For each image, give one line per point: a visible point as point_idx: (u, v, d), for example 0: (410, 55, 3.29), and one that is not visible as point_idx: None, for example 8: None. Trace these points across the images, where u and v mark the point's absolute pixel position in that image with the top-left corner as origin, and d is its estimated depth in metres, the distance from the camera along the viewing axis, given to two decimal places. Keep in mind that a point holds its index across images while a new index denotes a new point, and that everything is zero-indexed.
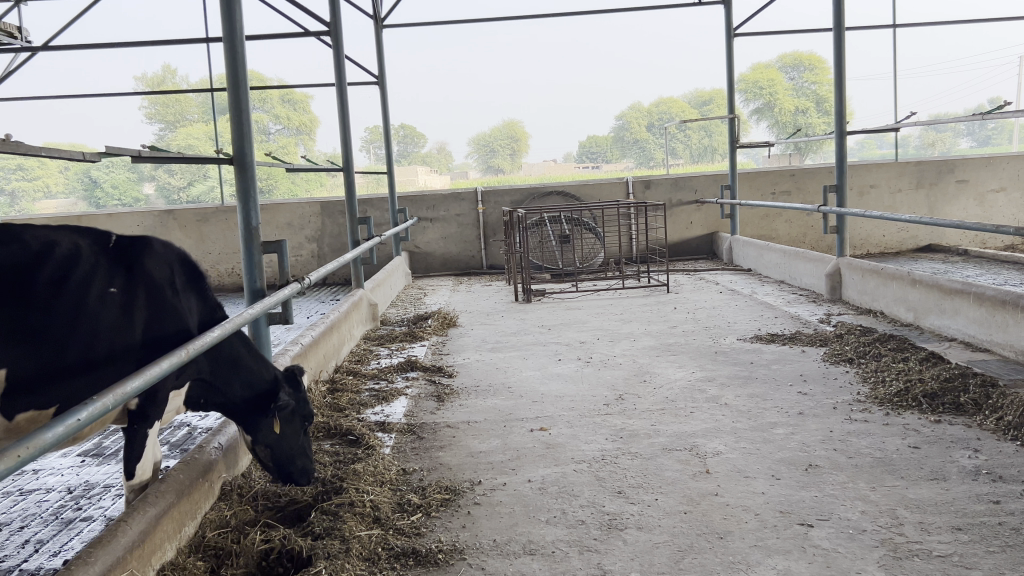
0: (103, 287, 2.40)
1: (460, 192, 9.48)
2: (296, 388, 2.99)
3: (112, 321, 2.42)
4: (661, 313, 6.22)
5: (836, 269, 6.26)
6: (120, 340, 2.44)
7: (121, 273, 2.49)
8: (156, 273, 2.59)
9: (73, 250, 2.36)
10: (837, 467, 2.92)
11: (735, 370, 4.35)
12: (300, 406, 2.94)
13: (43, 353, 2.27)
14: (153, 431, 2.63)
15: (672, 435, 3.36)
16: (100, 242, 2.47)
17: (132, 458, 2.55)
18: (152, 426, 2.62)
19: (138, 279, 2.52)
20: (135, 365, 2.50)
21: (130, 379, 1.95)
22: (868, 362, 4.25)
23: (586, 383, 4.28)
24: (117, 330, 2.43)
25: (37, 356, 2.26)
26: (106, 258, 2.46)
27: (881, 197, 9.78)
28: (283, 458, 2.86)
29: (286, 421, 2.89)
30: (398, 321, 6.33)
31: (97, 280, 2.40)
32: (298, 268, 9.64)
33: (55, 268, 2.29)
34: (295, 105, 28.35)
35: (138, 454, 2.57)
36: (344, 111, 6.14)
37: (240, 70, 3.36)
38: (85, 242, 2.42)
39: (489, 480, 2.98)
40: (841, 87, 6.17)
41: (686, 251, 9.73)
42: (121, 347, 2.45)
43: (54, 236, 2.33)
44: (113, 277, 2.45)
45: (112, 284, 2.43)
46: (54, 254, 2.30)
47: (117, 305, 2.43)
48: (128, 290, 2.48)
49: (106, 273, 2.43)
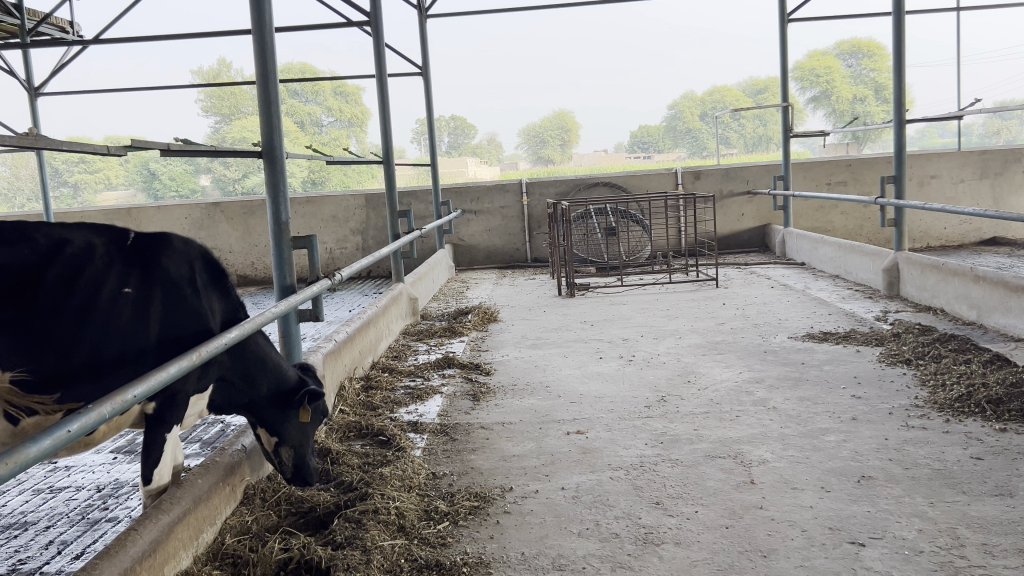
0: (116, 288, 2.35)
1: (504, 183, 9.36)
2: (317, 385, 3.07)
3: (125, 322, 2.37)
4: (708, 308, 6.02)
5: (894, 264, 5.99)
6: (133, 342, 2.39)
7: (137, 272, 2.44)
8: (175, 272, 2.54)
9: (86, 248, 2.32)
10: (893, 480, 2.73)
11: (785, 371, 4.15)
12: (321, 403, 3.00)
13: (47, 356, 2.22)
14: (172, 434, 2.59)
15: (716, 441, 3.19)
16: (117, 240, 2.43)
17: (149, 464, 2.51)
18: (171, 430, 2.58)
19: (155, 279, 2.47)
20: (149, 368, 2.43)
21: (132, 386, 1.76)
22: (927, 364, 4.01)
23: (626, 383, 4.12)
24: (130, 331, 2.38)
25: (44, 359, 2.20)
26: (122, 257, 2.42)
27: (942, 188, 9.37)
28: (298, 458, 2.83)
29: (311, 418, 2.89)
30: (438, 316, 6.24)
31: (110, 280, 2.35)
32: (343, 260, 9.63)
33: (65, 266, 2.25)
34: (347, 98, 28.66)
35: (156, 459, 2.52)
36: (385, 102, 6.04)
37: (270, 62, 3.28)
38: (99, 240, 2.38)
39: (522, 487, 2.86)
40: (902, 73, 5.88)
41: (737, 244, 9.46)
42: (135, 349, 2.39)
43: (67, 233, 2.29)
44: (127, 276, 2.40)
45: (126, 285, 2.39)
46: (64, 252, 2.26)
47: (131, 306, 2.38)
48: (143, 290, 2.43)
49: (121, 272, 2.38)
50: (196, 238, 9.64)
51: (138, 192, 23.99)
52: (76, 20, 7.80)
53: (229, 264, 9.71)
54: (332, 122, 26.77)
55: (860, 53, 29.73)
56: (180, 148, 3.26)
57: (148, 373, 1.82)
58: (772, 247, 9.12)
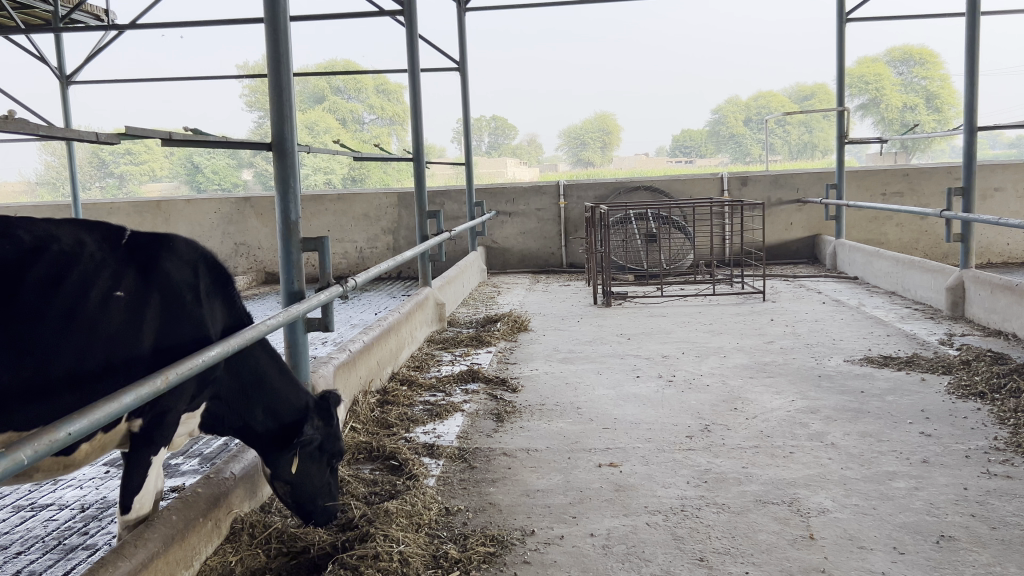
0: (106, 289, 2.06)
1: (541, 185, 9.02)
2: (328, 420, 2.63)
3: (116, 330, 2.07)
4: (756, 325, 5.61)
5: (959, 282, 5.53)
6: (123, 351, 2.09)
7: (131, 272, 2.15)
8: (175, 275, 2.26)
9: (75, 246, 2.03)
10: (979, 542, 2.33)
11: (843, 402, 3.73)
12: (329, 441, 2.60)
13: (27, 364, 1.88)
14: (159, 457, 2.27)
15: (768, 483, 2.82)
16: (109, 240, 2.15)
17: (130, 489, 2.17)
18: (159, 452, 2.26)
19: (153, 283, 2.20)
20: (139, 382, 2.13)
21: (72, 419, 1.39)
22: (1004, 400, 3.58)
23: (666, 408, 3.74)
24: (121, 338, 2.08)
25: (20, 369, 1.87)
26: (116, 257, 2.13)
27: (1006, 202, 8.84)
28: (305, 497, 2.52)
29: (310, 456, 2.56)
30: (466, 323, 5.90)
31: (99, 281, 2.05)
32: (372, 259, 9.34)
33: (52, 263, 1.95)
34: (389, 96, 29.02)
35: (137, 485, 2.19)
36: (417, 95, 5.69)
37: (282, 47, 2.97)
38: (90, 239, 2.09)
39: (545, 530, 2.51)
40: (975, 76, 5.41)
41: (785, 254, 9.01)
42: (125, 360, 2.09)
43: (55, 230, 1.99)
44: (121, 276, 2.11)
45: (118, 287, 2.09)
46: (51, 250, 1.96)
47: (122, 312, 2.09)
48: (138, 294, 2.14)
49: (113, 273, 2.09)
50: (225, 232, 9.45)
51: (182, 183, 25.47)
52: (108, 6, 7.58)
53: (258, 261, 9.46)
54: (373, 120, 27.87)
55: (911, 60, 29.57)
56: (184, 138, 2.78)
57: (96, 404, 1.45)
58: (822, 259, 8.64)
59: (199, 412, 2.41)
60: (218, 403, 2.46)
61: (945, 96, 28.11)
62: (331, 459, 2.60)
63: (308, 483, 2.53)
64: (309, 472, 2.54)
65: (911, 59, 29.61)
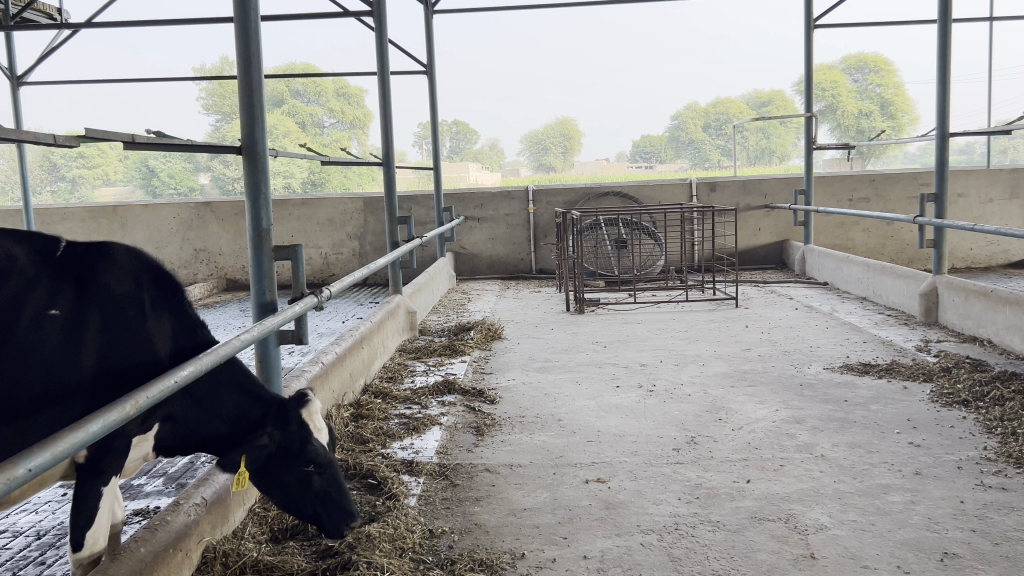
0: (39, 310, 2.03)
1: (509, 190, 8.91)
2: (282, 426, 2.44)
3: (52, 353, 2.04)
4: (731, 331, 5.57)
5: (932, 288, 5.53)
6: (63, 376, 2.05)
7: (68, 287, 2.09)
8: (115, 288, 2.17)
9: (6, 260, 1.99)
10: (984, 559, 2.26)
11: (827, 411, 3.68)
12: (291, 443, 2.44)
13: None
14: (111, 487, 2.15)
15: (762, 499, 2.74)
16: (46, 251, 2.09)
17: (80, 524, 2.07)
18: (110, 482, 2.15)
19: (91, 299, 2.12)
20: (83, 408, 2.08)
21: (31, 453, 1.24)
22: (989, 408, 3.55)
23: (649, 419, 3.65)
24: (54, 363, 2.04)
25: None
26: (52, 271, 2.07)
27: (970, 207, 8.95)
28: (297, 505, 2.44)
29: (282, 465, 2.44)
30: (438, 331, 5.77)
31: (33, 301, 2.02)
32: (336, 266, 9.15)
33: None
34: (349, 100, 29.26)
35: (88, 519, 2.08)
36: (386, 99, 5.55)
37: (253, 48, 2.81)
38: (22, 252, 2.04)
39: (535, 553, 2.39)
40: (947, 83, 5.43)
41: (753, 259, 9.02)
42: (66, 385, 2.05)
43: None
44: (56, 293, 2.07)
45: (53, 305, 2.05)
46: None
47: (59, 332, 2.05)
48: (74, 313, 2.09)
49: (47, 290, 2.05)
50: (184, 238, 9.19)
51: (136, 188, 25.17)
52: (61, 4, 7.29)
53: (218, 268, 9.22)
54: (334, 124, 27.76)
55: (866, 68, 30.08)
56: (148, 141, 2.62)
57: (58, 435, 1.31)
58: (790, 265, 8.66)
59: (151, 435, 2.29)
60: (172, 423, 2.35)
61: (899, 103, 28.68)
62: (307, 462, 2.44)
63: (295, 493, 2.44)
64: (291, 483, 2.44)
65: (866, 67, 30.08)
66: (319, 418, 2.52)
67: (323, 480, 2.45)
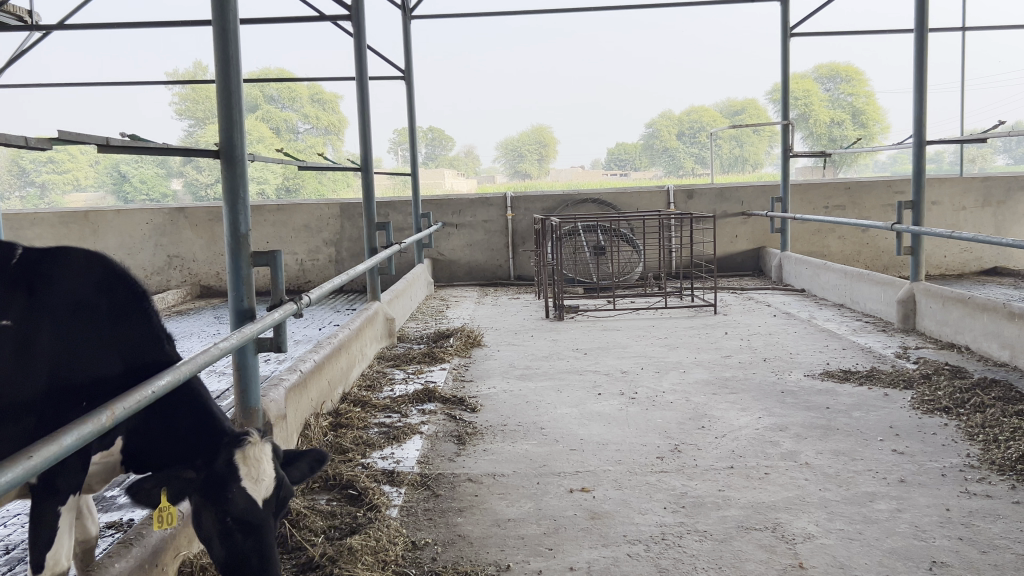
0: None
1: (487, 197, 8.88)
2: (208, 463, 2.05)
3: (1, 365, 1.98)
4: (711, 338, 5.56)
5: (910, 295, 5.57)
6: (12, 389, 1.99)
7: (19, 296, 2.04)
8: (70, 296, 2.11)
9: None
10: (972, 567, 2.25)
11: (811, 419, 3.67)
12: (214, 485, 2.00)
13: None
14: (69, 507, 2.02)
15: (748, 508, 2.71)
16: None
17: (40, 544, 1.97)
18: (67, 502, 2.02)
19: (43, 308, 2.06)
20: (34, 424, 2.00)
21: (1, 468, 1.17)
22: (970, 415, 3.56)
23: (633, 428, 3.62)
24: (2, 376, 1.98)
25: None
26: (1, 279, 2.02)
27: (944, 215, 9.04)
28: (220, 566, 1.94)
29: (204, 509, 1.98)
30: (416, 338, 5.70)
31: None
32: (311, 272, 9.06)
33: None
34: (325, 105, 29.24)
35: (48, 539, 1.98)
36: (364, 104, 5.47)
37: (232, 53, 2.76)
38: None
39: (521, 565, 2.35)
40: (925, 92, 5.46)
41: (730, 267, 9.05)
42: (16, 401, 1.98)
43: None
44: (7, 304, 2.01)
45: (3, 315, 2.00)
46: None
47: (8, 343, 1.99)
48: (25, 323, 2.03)
49: None
50: (157, 244, 9.06)
51: (108, 193, 24.98)
52: (32, 7, 7.16)
53: (192, 274, 9.10)
54: (309, 129, 27.66)
55: (838, 77, 30.41)
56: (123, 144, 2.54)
57: (29, 449, 1.24)
58: (767, 272, 8.69)
59: (116, 450, 2.18)
60: (136, 435, 2.18)
61: (870, 112, 29.06)
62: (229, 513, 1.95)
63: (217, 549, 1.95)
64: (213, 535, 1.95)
65: (838, 77, 30.44)
66: (262, 465, 2.05)
67: (251, 541, 1.93)
